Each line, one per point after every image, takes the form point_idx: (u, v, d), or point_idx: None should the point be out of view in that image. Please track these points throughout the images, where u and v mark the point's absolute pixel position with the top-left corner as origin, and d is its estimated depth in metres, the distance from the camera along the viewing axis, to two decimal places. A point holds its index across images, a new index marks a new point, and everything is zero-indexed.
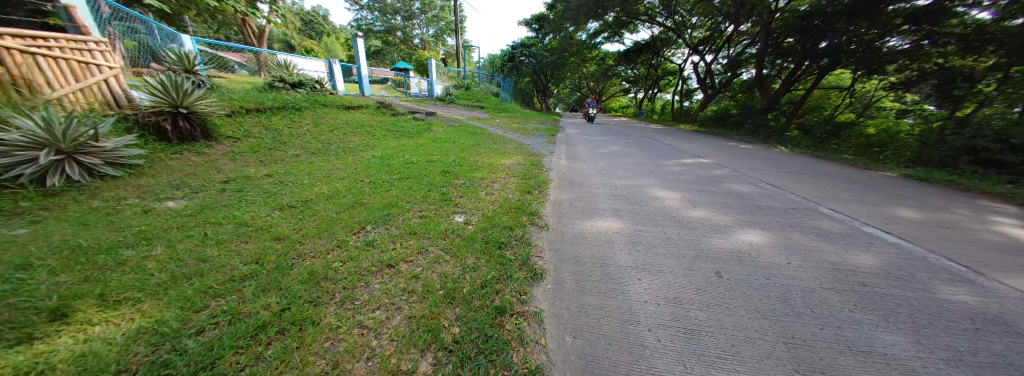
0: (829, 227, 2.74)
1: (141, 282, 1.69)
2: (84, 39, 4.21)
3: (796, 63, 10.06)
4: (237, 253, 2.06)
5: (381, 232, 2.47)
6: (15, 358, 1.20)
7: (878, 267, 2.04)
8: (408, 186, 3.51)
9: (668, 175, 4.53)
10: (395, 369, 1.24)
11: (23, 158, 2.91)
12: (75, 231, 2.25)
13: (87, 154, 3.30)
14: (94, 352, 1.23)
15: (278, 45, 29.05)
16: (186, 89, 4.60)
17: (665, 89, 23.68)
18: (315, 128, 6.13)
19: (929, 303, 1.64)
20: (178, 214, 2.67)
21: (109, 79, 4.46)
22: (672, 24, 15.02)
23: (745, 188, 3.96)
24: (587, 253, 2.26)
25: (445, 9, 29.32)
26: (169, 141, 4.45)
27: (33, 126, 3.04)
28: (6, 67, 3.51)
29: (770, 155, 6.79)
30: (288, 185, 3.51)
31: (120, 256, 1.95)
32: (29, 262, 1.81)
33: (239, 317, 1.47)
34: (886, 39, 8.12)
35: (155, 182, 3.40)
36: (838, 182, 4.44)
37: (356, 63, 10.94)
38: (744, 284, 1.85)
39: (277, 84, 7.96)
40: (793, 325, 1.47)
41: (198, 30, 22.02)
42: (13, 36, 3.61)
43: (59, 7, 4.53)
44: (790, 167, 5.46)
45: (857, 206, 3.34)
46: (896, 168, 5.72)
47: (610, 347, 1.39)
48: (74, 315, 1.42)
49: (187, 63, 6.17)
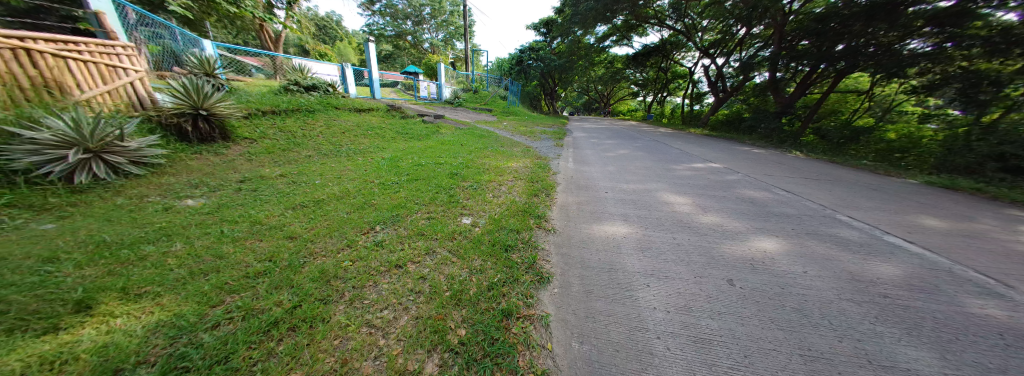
0: (849, 235, 2.65)
1: (160, 277, 1.75)
2: (112, 44, 4.40)
3: (812, 66, 9.91)
4: (252, 250, 2.11)
5: (389, 232, 2.50)
6: (43, 347, 1.26)
7: (901, 278, 1.96)
8: (417, 188, 3.56)
9: (678, 180, 4.46)
10: (402, 369, 1.26)
11: (53, 156, 3.06)
12: (100, 226, 2.35)
13: (113, 153, 3.43)
14: (116, 343, 1.29)
15: (294, 50, 30.03)
16: (206, 93, 4.75)
17: (675, 91, 23.43)
18: (327, 130, 6.27)
19: (955, 318, 1.57)
20: (197, 212, 2.75)
21: (135, 81, 4.67)
22: (683, 27, 14.95)
23: (758, 194, 3.88)
24: (595, 257, 2.25)
25: (454, 13, 29.97)
26: (190, 141, 4.61)
27: (63, 126, 3.18)
28: (39, 71, 3.69)
29: (785, 160, 6.65)
30: (301, 185, 3.59)
31: (141, 251, 2.02)
32: (57, 255, 1.90)
33: (252, 313, 1.51)
34: (906, 41, 7.83)
35: (176, 180, 3.52)
36: (856, 189, 4.30)
37: (368, 67, 11.19)
38: (758, 293, 1.80)
39: (292, 87, 8.12)
40: (808, 337, 1.43)
41: (220, 36, 22.89)
42: (46, 40, 3.80)
43: (90, 14, 4.78)
44: (806, 173, 5.32)
45: (877, 214, 3.23)
46: (918, 175, 5.52)
47: (617, 354, 1.38)
48: (97, 307, 1.49)
49: (207, 67, 6.41)
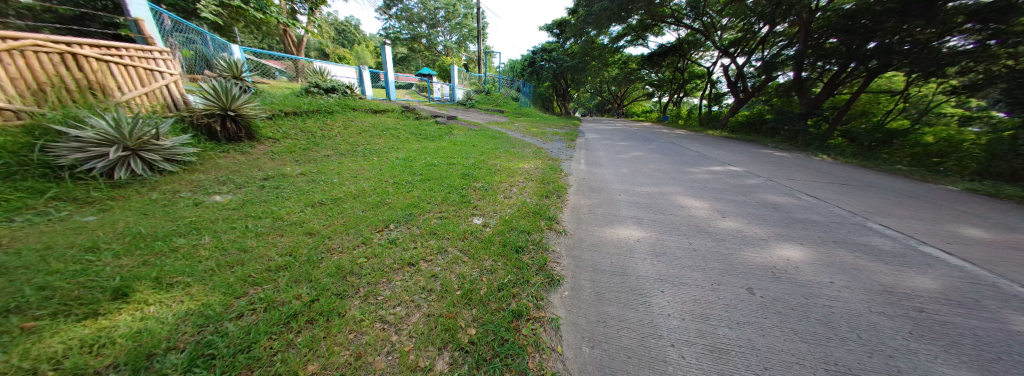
0: (880, 245, 2.51)
1: (189, 268, 1.85)
2: (149, 49, 4.71)
3: (842, 65, 9.45)
4: (273, 245, 2.20)
5: (403, 231, 2.56)
6: (82, 331, 1.35)
7: (938, 292, 1.85)
8: (430, 188, 3.62)
9: (695, 183, 4.35)
10: (413, 365, 1.29)
11: (96, 154, 3.28)
12: (136, 219, 2.50)
13: (149, 151, 3.65)
14: (148, 330, 1.37)
15: (315, 54, 31.12)
16: (234, 95, 4.98)
17: (691, 93, 22.86)
18: (345, 130, 6.46)
19: (1000, 336, 1.46)
20: (223, 207, 2.89)
21: (170, 84, 4.97)
22: (701, 26, 14.59)
23: (780, 199, 3.74)
24: (606, 260, 2.22)
25: (468, 16, 30.31)
26: (218, 141, 4.85)
27: (105, 126, 3.40)
28: (84, 74, 3.96)
29: (810, 164, 6.37)
30: (320, 183, 3.71)
31: (173, 243, 2.14)
32: (97, 245, 2.04)
33: (274, 305, 1.57)
34: (945, 39, 7.34)
35: (205, 177, 3.70)
36: (888, 195, 4.08)
37: (384, 69, 11.47)
38: (779, 303, 1.73)
39: (312, 89, 8.42)
40: (834, 352, 1.37)
41: (247, 42, 24.06)
42: (91, 46, 4.08)
43: (130, 21, 5.10)
44: (833, 177, 5.07)
45: (912, 223, 3.04)
46: (959, 181, 5.17)
47: (629, 360, 1.36)
48: (133, 295, 1.59)
49: (235, 70, 6.73)
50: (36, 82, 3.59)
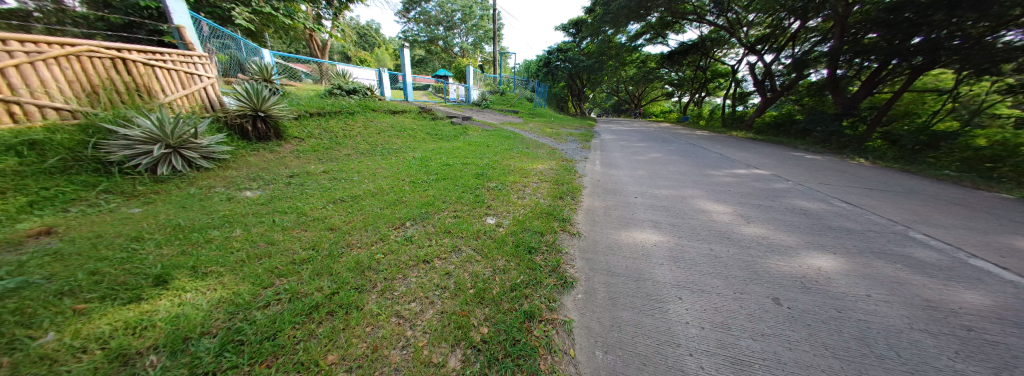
0: (924, 256, 2.33)
1: (221, 258, 1.97)
2: (190, 54, 5.09)
3: (881, 62, 8.83)
4: (297, 239, 2.31)
5: (418, 228, 2.62)
6: (128, 313, 1.47)
7: (990, 309, 1.70)
8: (445, 187, 3.68)
9: (716, 187, 4.20)
10: (427, 360, 1.32)
11: (141, 151, 3.56)
12: (176, 212, 2.69)
13: (188, 149, 3.92)
14: (184, 314, 1.47)
15: (337, 56, 32.34)
16: (264, 96, 5.26)
17: (713, 92, 22.04)
18: (365, 130, 6.68)
19: None
20: (254, 202, 3.06)
21: (207, 86, 5.32)
22: (725, 22, 14.08)
23: (811, 204, 3.55)
24: (622, 264, 2.18)
25: (484, 18, 30.58)
26: (249, 140, 5.13)
27: (149, 125, 3.66)
28: (133, 77, 4.31)
29: (844, 168, 6.00)
30: (342, 181, 3.85)
31: (208, 234, 2.29)
32: (142, 235, 2.22)
33: (297, 296, 1.65)
34: (1000, 33, 6.73)
35: (236, 174, 3.93)
36: (933, 202, 3.79)
37: (403, 71, 11.76)
38: (809, 315, 1.65)
39: (335, 91, 8.75)
40: (869, 369, 1.29)
41: (276, 46, 25.40)
42: (139, 51, 4.44)
43: (173, 28, 5.46)
44: (870, 183, 4.76)
45: (961, 233, 2.81)
46: (1018, 188, 4.72)
47: (644, 367, 1.33)
48: (171, 282, 1.71)
49: (265, 73, 7.10)
50: (91, 84, 3.93)
